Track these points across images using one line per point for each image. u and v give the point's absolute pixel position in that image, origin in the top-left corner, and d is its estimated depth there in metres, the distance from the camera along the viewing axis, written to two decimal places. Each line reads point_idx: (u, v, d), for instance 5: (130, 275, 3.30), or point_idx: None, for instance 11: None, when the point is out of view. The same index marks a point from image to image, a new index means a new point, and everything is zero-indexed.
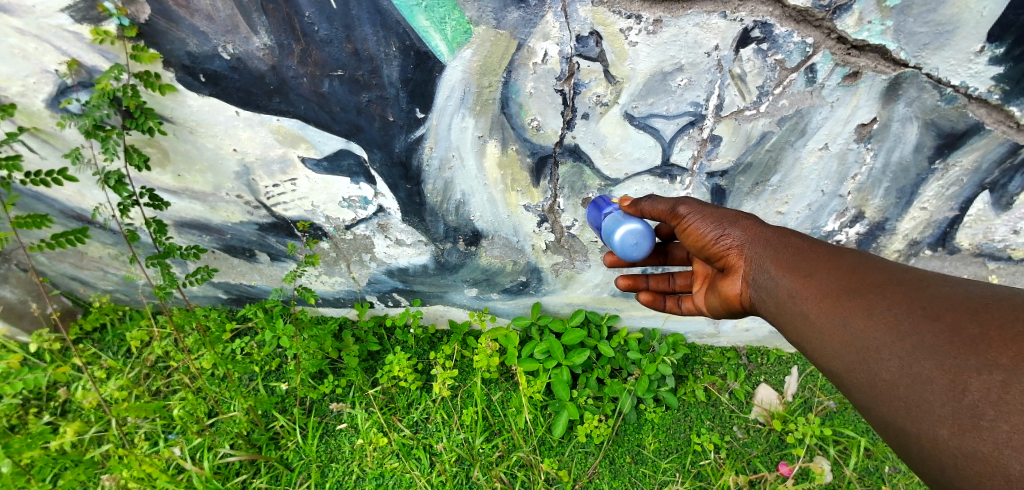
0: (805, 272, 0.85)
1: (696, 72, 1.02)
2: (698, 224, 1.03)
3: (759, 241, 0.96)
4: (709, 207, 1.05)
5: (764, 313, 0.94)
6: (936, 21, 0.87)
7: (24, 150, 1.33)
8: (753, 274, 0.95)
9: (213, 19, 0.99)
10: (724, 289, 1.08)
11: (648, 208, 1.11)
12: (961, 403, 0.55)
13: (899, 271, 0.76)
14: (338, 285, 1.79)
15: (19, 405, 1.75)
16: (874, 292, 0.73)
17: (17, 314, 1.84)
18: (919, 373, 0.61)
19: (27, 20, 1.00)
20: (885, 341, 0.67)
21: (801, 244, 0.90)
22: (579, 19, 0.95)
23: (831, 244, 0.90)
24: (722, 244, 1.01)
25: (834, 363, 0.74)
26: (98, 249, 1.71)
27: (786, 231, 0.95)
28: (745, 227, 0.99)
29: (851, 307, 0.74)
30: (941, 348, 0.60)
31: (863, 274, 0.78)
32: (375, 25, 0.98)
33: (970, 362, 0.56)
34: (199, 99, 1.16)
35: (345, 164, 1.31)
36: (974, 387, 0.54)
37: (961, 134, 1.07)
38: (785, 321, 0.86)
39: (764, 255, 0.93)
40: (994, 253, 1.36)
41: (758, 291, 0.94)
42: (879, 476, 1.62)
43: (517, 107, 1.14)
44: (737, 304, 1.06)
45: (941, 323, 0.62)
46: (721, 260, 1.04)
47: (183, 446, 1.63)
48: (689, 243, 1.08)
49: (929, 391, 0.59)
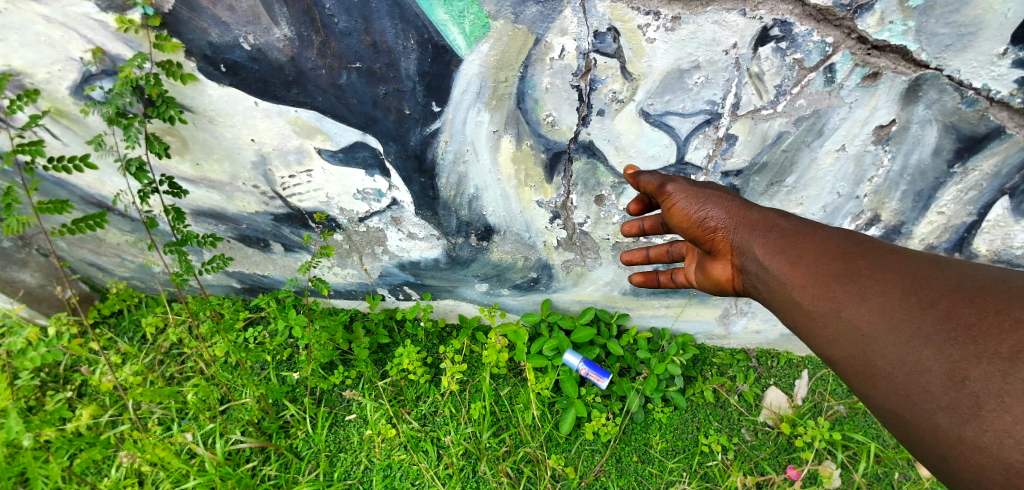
0: (795, 257, 0.84)
1: (713, 70, 1.02)
2: (684, 204, 1.02)
3: (748, 225, 0.95)
4: (697, 187, 1.05)
5: (756, 297, 0.95)
6: (958, 22, 0.86)
7: (48, 136, 1.36)
8: (743, 259, 0.94)
9: (234, 10, 1.01)
10: (715, 272, 1.08)
11: (644, 183, 1.13)
12: (962, 393, 0.56)
13: (888, 251, 0.77)
14: (350, 277, 1.80)
15: (37, 387, 1.79)
16: (865, 277, 0.73)
17: (36, 298, 1.88)
18: (917, 362, 0.61)
19: (54, 8, 1.02)
20: (880, 329, 0.67)
21: (790, 228, 0.90)
22: (597, 15, 0.95)
23: (818, 225, 0.90)
24: (708, 227, 1.00)
25: (830, 351, 0.74)
26: (116, 236, 1.75)
27: (772, 214, 0.94)
28: (732, 210, 0.98)
29: (843, 295, 0.74)
30: (937, 337, 0.61)
31: (853, 258, 0.78)
32: (394, 18, 0.99)
33: (969, 350, 0.57)
34: (218, 89, 1.18)
35: (361, 157, 1.32)
36: (974, 378, 0.55)
37: (981, 138, 1.05)
38: (779, 308, 0.86)
39: (753, 240, 0.93)
40: (1012, 259, 1.34)
41: (749, 277, 0.94)
42: (888, 483, 1.61)
43: (533, 103, 1.14)
44: (727, 287, 1.06)
45: (936, 310, 0.63)
46: (710, 244, 1.03)
47: (196, 431, 1.67)
48: (673, 223, 1.07)
49: (927, 381, 0.60)
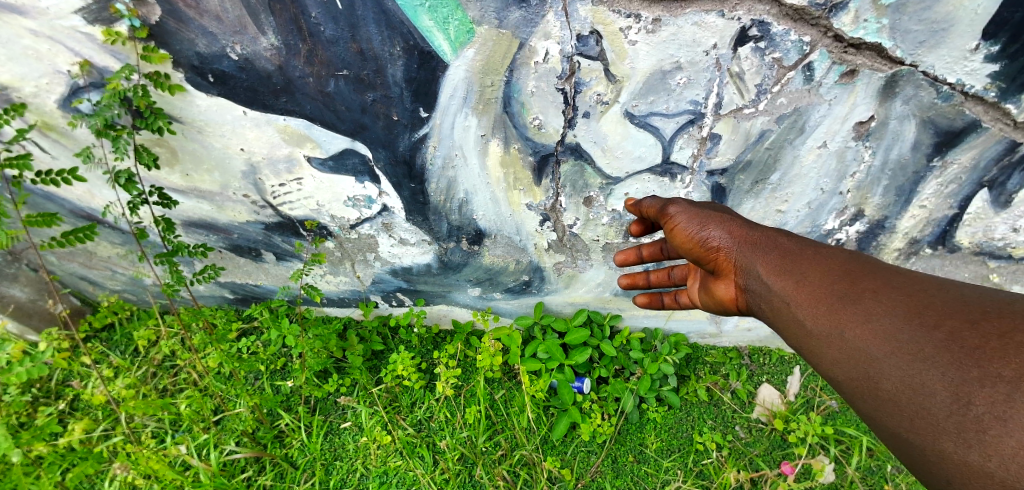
0: (797, 277, 0.86)
1: (694, 71, 1.03)
2: (685, 225, 1.07)
3: (749, 244, 0.97)
4: (698, 208, 1.09)
5: (759, 316, 0.96)
6: (931, 19, 0.88)
7: (36, 149, 1.36)
8: (746, 278, 0.96)
9: (222, 20, 1.02)
10: (719, 292, 1.10)
11: (646, 207, 1.20)
12: (966, 417, 0.57)
13: (891, 273, 0.78)
14: (342, 285, 1.80)
15: (28, 403, 1.77)
16: (868, 299, 0.75)
17: (27, 312, 1.87)
18: (922, 384, 0.62)
19: (41, 22, 1.02)
20: (885, 351, 0.67)
21: (792, 247, 0.92)
22: (579, 19, 0.97)
23: (820, 245, 0.92)
24: (710, 246, 1.03)
25: (834, 371, 0.75)
26: (107, 249, 1.74)
27: (773, 234, 0.97)
28: (734, 230, 1.00)
29: (848, 316, 0.74)
30: (940, 359, 0.61)
31: (856, 279, 0.79)
32: (380, 25, 1.00)
33: (973, 374, 0.58)
34: (207, 99, 1.18)
35: (350, 164, 1.33)
36: (979, 401, 0.56)
37: (958, 132, 1.07)
38: (782, 327, 0.86)
39: (754, 259, 0.95)
40: (994, 251, 1.36)
41: (753, 296, 0.95)
42: (882, 476, 1.62)
43: (519, 106, 1.16)
44: (730, 305, 1.08)
45: (939, 332, 0.64)
46: (713, 263, 1.05)
47: (190, 443, 1.65)
48: (676, 244, 1.11)
49: (933, 404, 0.60)
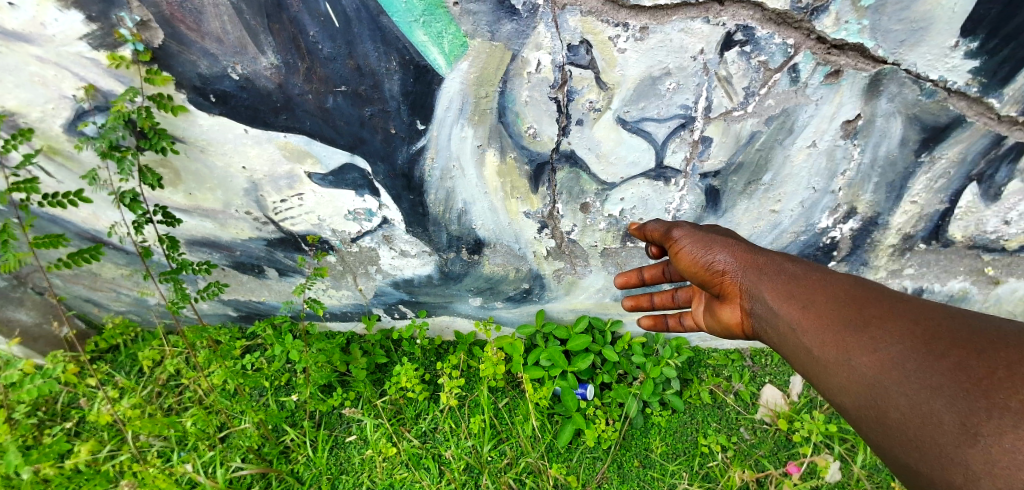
0: (804, 303, 0.87)
1: (683, 76, 1.06)
2: (690, 248, 1.10)
3: (754, 268, 1.00)
4: (702, 231, 1.12)
5: (766, 340, 0.97)
6: (909, 19, 0.91)
7: (42, 174, 1.39)
8: (753, 303, 0.99)
9: (222, 41, 1.05)
10: (725, 316, 1.12)
11: (652, 230, 1.23)
12: (974, 449, 0.56)
13: (898, 299, 0.78)
14: (345, 299, 1.81)
15: (34, 425, 1.77)
16: (873, 326, 0.75)
17: (33, 336, 1.88)
18: (929, 414, 0.61)
19: (47, 48, 1.06)
20: (892, 379, 0.68)
21: (798, 272, 0.94)
22: (569, 29, 1.00)
23: (827, 271, 0.93)
24: (715, 270, 1.06)
25: (842, 399, 0.75)
26: (111, 269, 1.76)
27: (777, 258, 0.99)
28: (739, 254, 1.03)
29: (854, 343, 0.75)
30: (948, 390, 0.61)
31: (863, 305, 0.80)
32: (376, 42, 1.04)
33: (980, 404, 0.57)
34: (209, 118, 1.21)
35: (350, 178, 1.35)
36: (987, 433, 0.55)
37: (944, 127, 1.10)
38: (791, 352, 0.88)
39: (761, 283, 0.97)
40: (988, 244, 1.38)
41: (759, 321, 0.97)
42: (889, 474, 1.61)
43: (514, 116, 1.18)
44: (738, 330, 1.10)
45: (945, 361, 0.64)
46: (718, 286, 1.08)
47: (196, 461, 1.66)
48: (681, 267, 1.13)
49: (941, 434, 0.59)
